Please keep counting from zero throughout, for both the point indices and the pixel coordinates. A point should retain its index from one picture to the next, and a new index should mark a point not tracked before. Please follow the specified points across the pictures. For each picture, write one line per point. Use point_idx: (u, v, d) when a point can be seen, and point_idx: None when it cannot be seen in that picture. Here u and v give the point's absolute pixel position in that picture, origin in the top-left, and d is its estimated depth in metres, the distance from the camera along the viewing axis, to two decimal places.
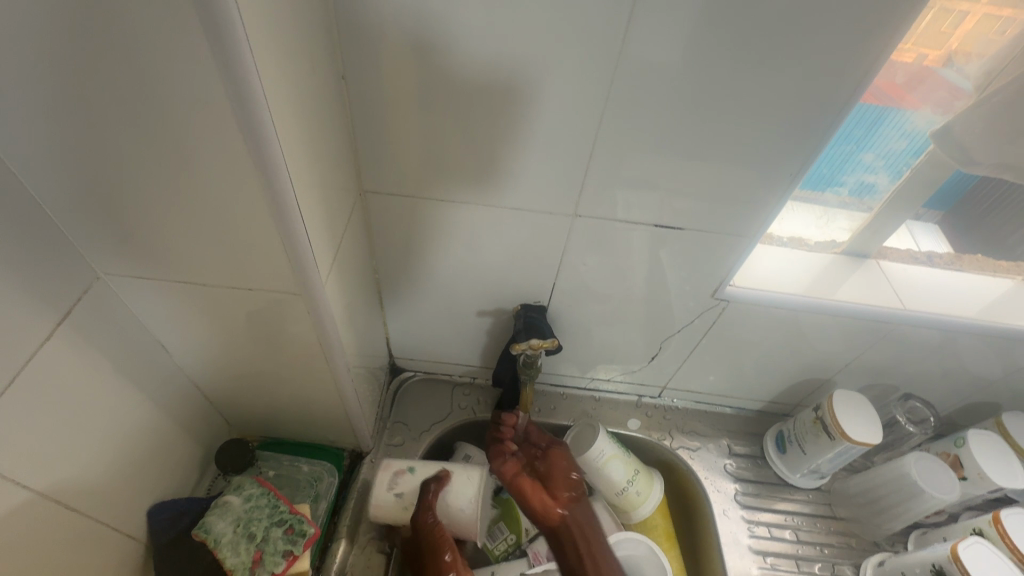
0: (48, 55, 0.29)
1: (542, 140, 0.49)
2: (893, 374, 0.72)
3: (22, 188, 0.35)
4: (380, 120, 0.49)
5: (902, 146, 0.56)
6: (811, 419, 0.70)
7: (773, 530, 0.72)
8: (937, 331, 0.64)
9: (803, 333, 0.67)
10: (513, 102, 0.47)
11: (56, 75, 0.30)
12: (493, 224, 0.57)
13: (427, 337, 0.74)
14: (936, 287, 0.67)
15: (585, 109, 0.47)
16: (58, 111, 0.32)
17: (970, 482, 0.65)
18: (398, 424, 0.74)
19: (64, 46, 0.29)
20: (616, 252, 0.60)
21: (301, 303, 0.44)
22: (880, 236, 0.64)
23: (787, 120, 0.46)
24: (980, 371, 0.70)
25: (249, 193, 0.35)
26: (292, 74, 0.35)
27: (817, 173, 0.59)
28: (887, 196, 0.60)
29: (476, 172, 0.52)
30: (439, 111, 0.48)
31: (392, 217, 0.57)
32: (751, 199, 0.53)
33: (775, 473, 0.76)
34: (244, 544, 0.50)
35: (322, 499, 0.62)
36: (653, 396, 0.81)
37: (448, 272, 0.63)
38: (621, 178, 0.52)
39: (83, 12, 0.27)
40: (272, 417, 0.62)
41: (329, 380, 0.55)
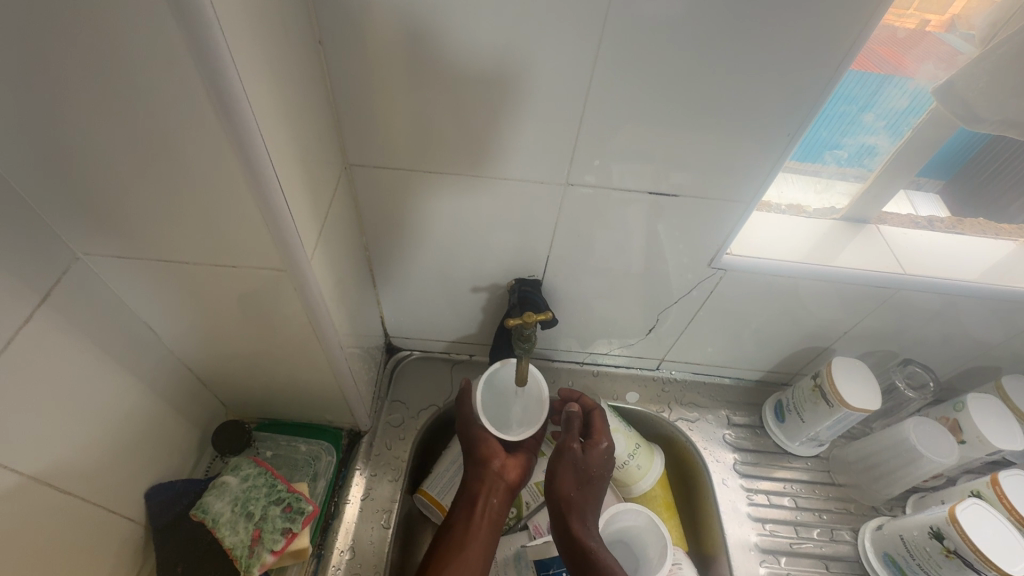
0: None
1: (531, 108, 0.48)
2: (893, 340, 0.71)
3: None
4: (361, 91, 0.47)
5: (904, 105, 0.54)
6: (809, 387, 0.69)
7: (772, 498, 0.72)
8: (938, 295, 0.63)
9: (802, 301, 0.66)
10: (497, 64, 0.44)
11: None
12: (484, 197, 0.56)
13: (422, 315, 0.73)
14: (937, 251, 0.65)
15: (573, 71, 0.45)
16: (9, 76, 0.30)
17: (969, 446, 0.65)
18: (396, 402, 0.74)
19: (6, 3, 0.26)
20: (610, 224, 0.58)
21: (288, 280, 0.43)
22: (881, 200, 0.63)
23: (786, 80, 0.44)
24: (981, 335, 0.69)
25: (227, 167, 0.34)
26: (263, 36, 0.33)
27: (817, 137, 0.57)
28: (886, 158, 0.59)
29: (465, 143, 0.51)
30: (423, 78, 0.46)
31: (379, 191, 0.56)
32: (748, 165, 0.51)
33: (775, 441, 0.76)
34: (242, 522, 0.49)
35: (321, 478, 0.63)
36: (651, 368, 0.80)
37: (440, 247, 0.62)
38: (613, 146, 0.50)
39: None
40: (268, 399, 0.62)
41: (323, 359, 0.54)
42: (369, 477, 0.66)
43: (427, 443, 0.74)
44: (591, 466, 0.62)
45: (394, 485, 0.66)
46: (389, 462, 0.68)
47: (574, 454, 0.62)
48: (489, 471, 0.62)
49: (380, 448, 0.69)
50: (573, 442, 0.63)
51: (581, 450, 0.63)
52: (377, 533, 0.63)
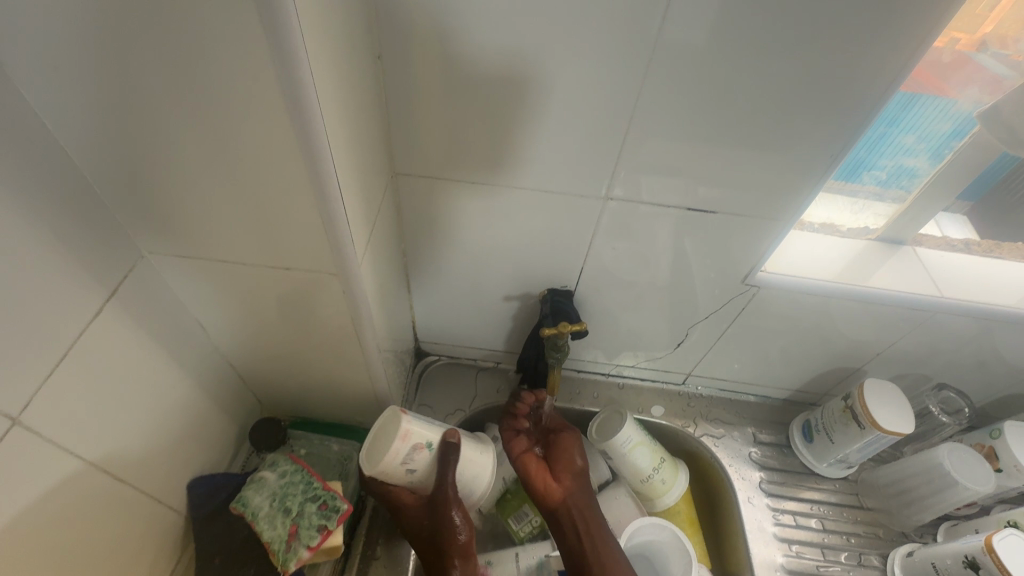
0: (91, 22, 0.29)
1: (576, 124, 0.49)
2: (927, 364, 0.70)
3: (65, 158, 0.35)
4: (412, 103, 0.49)
5: (945, 128, 0.54)
6: (840, 408, 0.69)
7: (799, 519, 0.71)
8: (975, 320, 0.63)
9: (834, 321, 0.66)
10: (548, 80, 0.46)
11: (97, 41, 0.30)
12: (522, 209, 0.57)
13: (453, 321, 0.74)
14: (974, 275, 0.65)
15: (621, 88, 0.46)
16: (100, 79, 0.31)
17: (1006, 475, 0.63)
18: (423, 407, 0.76)
19: (105, 11, 0.28)
20: (645, 239, 0.59)
21: (337, 283, 0.45)
22: (917, 222, 0.63)
23: (830, 102, 0.45)
24: (1019, 362, 0.68)
25: (295, 174, 0.36)
26: (332, 51, 0.35)
27: (855, 157, 0.57)
28: (926, 181, 0.58)
29: (508, 155, 0.52)
30: (473, 91, 0.47)
31: (420, 199, 0.57)
32: (789, 184, 0.52)
33: (801, 462, 0.75)
34: (280, 518, 0.50)
35: (352, 477, 0.63)
36: (677, 383, 0.80)
37: (474, 255, 0.63)
38: (653, 163, 0.51)
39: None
40: (303, 398, 0.63)
41: (361, 361, 0.56)
42: None
43: None
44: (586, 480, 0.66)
45: None
46: None
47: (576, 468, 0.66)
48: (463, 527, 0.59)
49: None
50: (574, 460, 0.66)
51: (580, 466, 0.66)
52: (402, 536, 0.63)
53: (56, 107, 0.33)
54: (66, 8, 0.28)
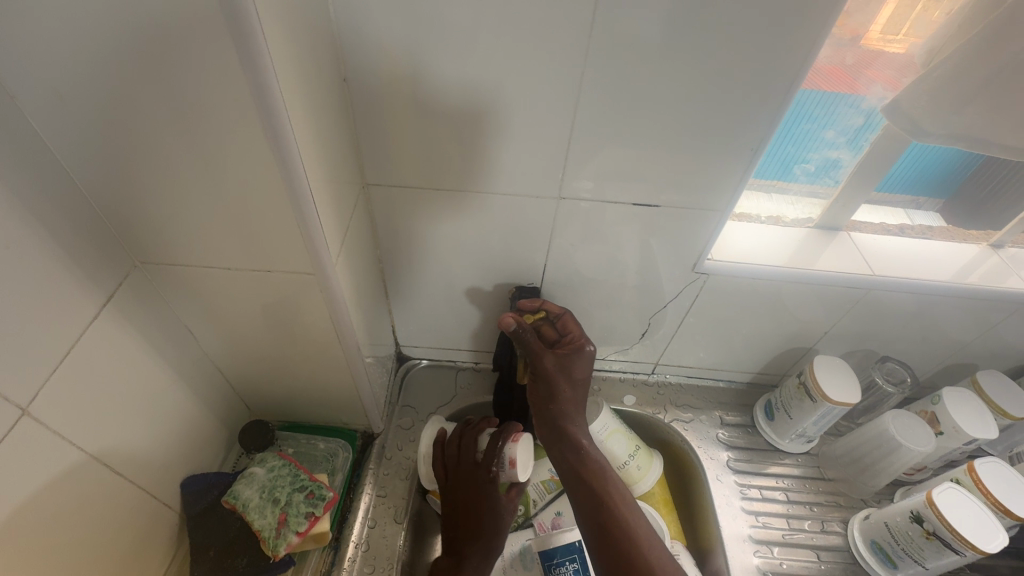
0: (86, 55, 0.33)
1: (525, 132, 0.53)
2: (872, 339, 0.76)
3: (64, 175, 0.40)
4: (377, 120, 0.53)
5: (859, 122, 0.60)
6: (795, 385, 0.74)
7: (765, 492, 0.75)
8: (908, 294, 0.68)
9: (783, 303, 0.71)
10: (497, 94, 0.50)
11: (93, 73, 0.34)
12: (485, 213, 0.62)
13: (431, 323, 0.78)
14: (906, 255, 0.70)
15: (562, 100, 0.50)
16: (97, 104, 0.36)
17: (946, 437, 0.68)
18: (407, 407, 0.80)
19: (99, 48, 0.33)
20: (601, 236, 0.64)
21: (315, 282, 0.49)
22: (850, 208, 0.69)
23: (748, 104, 0.50)
24: (954, 332, 0.74)
25: (270, 180, 0.40)
26: (299, 73, 0.39)
27: (784, 152, 0.63)
28: (850, 170, 0.64)
29: (467, 164, 0.57)
30: (432, 108, 0.52)
31: (392, 207, 0.62)
32: (722, 180, 0.56)
33: (766, 440, 0.80)
34: (269, 508, 0.53)
35: (339, 471, 0.68)
36: (647, 373, 0.85)
37: (445, 259, 0.68)
38: (599, 166, 0.56)
39: (121, 19, 0.32)
40: (290, 401, 0.67)
41: (342, 360, 0.60)
42: (382, 475, 0.71)
43: None
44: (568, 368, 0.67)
45: (406, 483, 0.71)
46: (399, 462, 0.73)
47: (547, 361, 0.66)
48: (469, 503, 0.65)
49: (393, 449, 0.74)
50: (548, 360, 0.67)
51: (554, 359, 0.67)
52: (389, 527, 0.67)
53: (55, 129, 0.37)
54: (66, 46, 0.33)
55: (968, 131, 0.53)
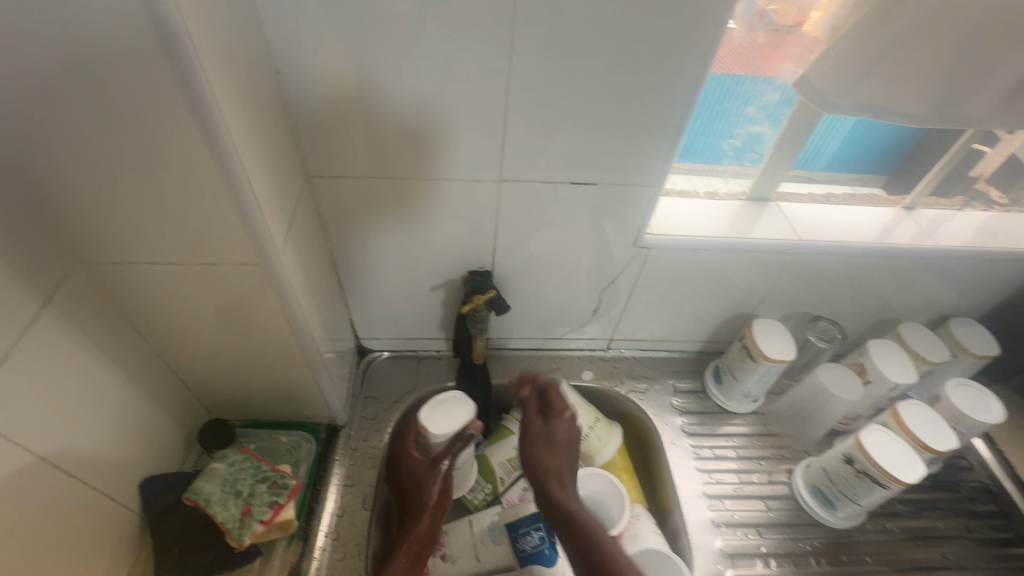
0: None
1: (461, 119, 0.54)
2: (805, 301, 0.81)
3: None
4: (313, 111, 0.53)
5: (776, 98, 0.65)
6: (738, 348, 0.79)
7: (717, 452, 0.80)
8: (833, 256, 0.74)
9: (722, 272, 0.76)
10: (431, 81, 0.51)
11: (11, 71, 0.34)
12: (432, 200, 0.63)
13: (389, 314, 0.79)
14: (830, 220, 0.76)
15: (494, 83, 0.52)
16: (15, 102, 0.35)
17: (873, 385, 0.74)
18: (370, 398, 0.81)
19: (11, 43, 0.32)
20: (545, 218, 0.66)
21: (262, 272, 0.50)
22: (776, 179, 0.73)
23: (673, 82, 0.52)
24: (877, 289, 0.80)
25: (206, 169, 0.41)
26: (227, 60, 0.40)
27: (711, 128, 0.68)
28: (773, 143, 0.69)
29: (410, 153, 0.58)
30: (368, 98, 0.53)
31: (339, 199, 0.62)
32: (653, 157, 0.59)
33: (716, 403, 0.85)
34: (231, 500, 0.53)
35: (303, 462, 0.69)
36: (603, 349, 0.88)
37: (397, 249, 0.69)
38: (537, 150, 0.58)
39: (34, 12, 0.32)
40: (249, 398, 0.67)
41: (298, 350, 0.60)
42: (349, 466, 0.72)
43: (402, 434, 0.81)
44: (547, 395, 0.70)
45: (373, 471, 0.73)
46: (365, 452, 0.74)
47: (530, 392, 0.71)
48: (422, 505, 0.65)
49: (357, 439, 0.75)
50: (530, 392, 0.71)
51: (534, 391, 0.71)
52: (358, 513, 0.68)
53: None
54: None
55: (869, 101, 0.58)
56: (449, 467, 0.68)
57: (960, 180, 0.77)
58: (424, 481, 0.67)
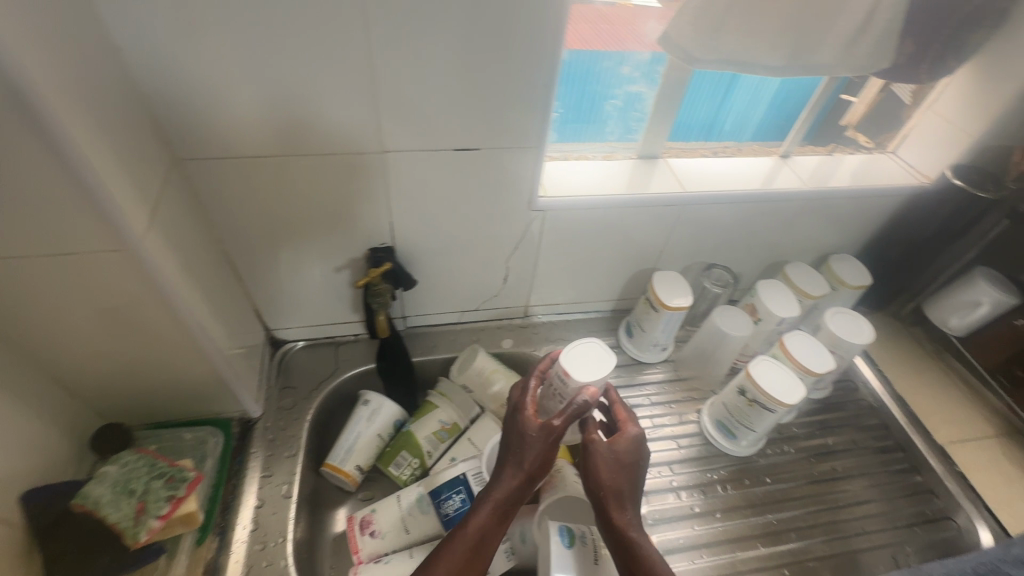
0: None
1: (330, 90, 0.54)
2: (701, 251, 0.86)
3: None
4: (168, 89, 0.51)
5: (647, 57, 0.68)
6: (642, 301, 0.83)
7: (632, 401, 0.84)
8: (718, 205, 0.78)
9: (620, 229, 0.79)
10: (290, 51, 0.50)
11: None
12: (318, 178, 0.62)
13: (296, 301, 0.78)
14: (717, 171, 0.80)
15: (356, 51, 0.51)
16: None
17: (763, 322, 0.80)
18: (287, 388, 0.80)
19: None
20: (437, 188, 0.66)
21: (127, 261, 0.48)
22: (661, 136, 0.77)
23: (534, 40, 0.54)
24: (764, 235, 0.86)
25: (34, 152, 0.38)
26: (43, 34, 0.38)
27: (591, 90, 0.70)
28: (652, 101, 0.73)
29: (283, 130, 0.56)
30: (227, 74, 0.51)
31: (215, 182, 0.60)
32: (529, 118, 0.61)
33: (630, 356, 0.89)
34: (125, 500, 0.54)
35: (209, 458, 0.67)
36: (520, 316, 0.91)
37: (291, 232, 0.67)
38: (415, 118, 0.58)
39: None
40: (147, 399, 0.64)
41: (189, 343, 0.58)
42: (267, 457, 0.71)
43: (324, 420, 0.80)
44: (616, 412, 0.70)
45: (292, 459, 0.72)
46: (284, 441, 0.73)
47: (613, 395, 0.71)
48: (506, 472, 0.62)
49: (274, 429, 0.74)
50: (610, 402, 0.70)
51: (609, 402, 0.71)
52: (279, 503, 0.68)
53: None
54: None
55: (725, 53, 0.62)
56: (559, 427, 0.62)
57: (829, 126, 0.83)
58: (524, 443, 0.62)
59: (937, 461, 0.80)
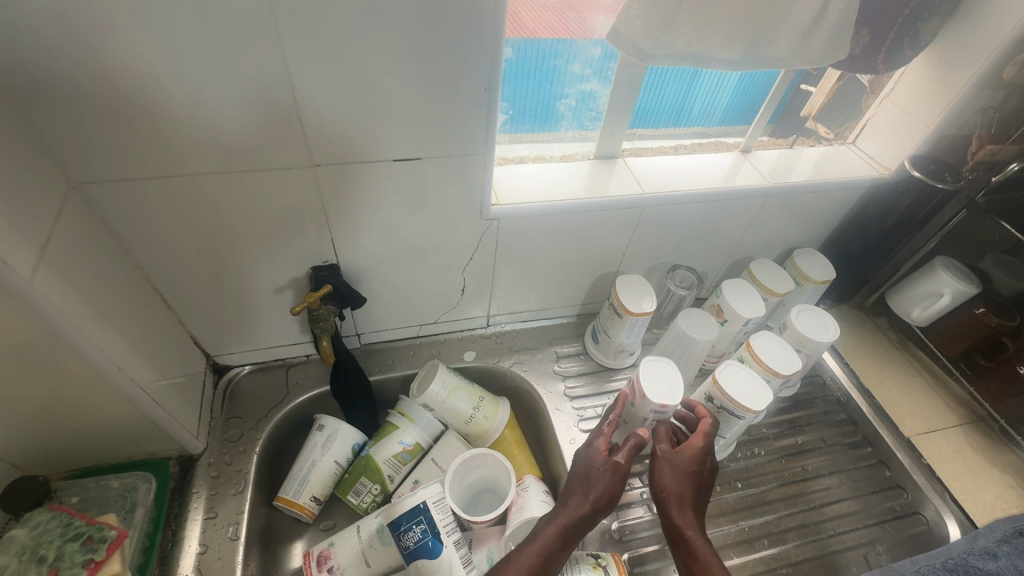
0: None
1: (244, 101, 0.48)
2: (665, 253, 0.84)
3: None
4: (53, 106, 0.45)
5: (598, 53, 0.64)
6: (606, 307, 0.80)
7: (600, 410, 0.81)
8: (680, 205, 0.76)
9: (579, 234, 0.76)
10: (191, 60, 0.45)
11: None
12: (244, 196, 0.57)
13: (236, 326, 0.72)
14: (677, 170, 0.77)
15: (268, 57, 0.46)
16: None
17: (729, 323, 0.78)
18: (233, 418, 0.74)
19: None
20: (379, 201, 0.62)
21: (11, 305, 0.42)
22: (618, 135, 0.73)
23: (467, 40, 0.50)
24: (727, 233, 0.84)
25: None
26: None
27: (541, 90, 0.66)
28: (607, 99, 0.69)
29: (196, 146, 0.51)
30: (123, 89, 0.45)
31: (126, 206, 0.54)
32: (471, 124, 0.57)
33: (597, 362, 0.86)
34: (34, 568, 0.50)
35: (140, 507, 0.62)
36: (483, 327, 0.87)
37: (222, 255, 0.62)
38: (345, 127, 0.53)
39: None
40: (65, 446, 0.58)
41: (104, 385, 0.53)
42: (210, 496, 0.66)
43: (276, 450, 0.75)
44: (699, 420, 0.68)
45: (239, 497, 0.67)
46: (229, 477, 0.68)
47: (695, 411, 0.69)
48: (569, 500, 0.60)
49: (219, 465, 0.69)
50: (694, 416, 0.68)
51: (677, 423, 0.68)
52: (224, 546, 0.63)
53: None
54: None
55: (677, 48, 0.59)
56: (625, 463, 0.62)
57: (789, 118, 0.81)
58: (590, 472, 0.62)
59: (903, 454, 0.80)
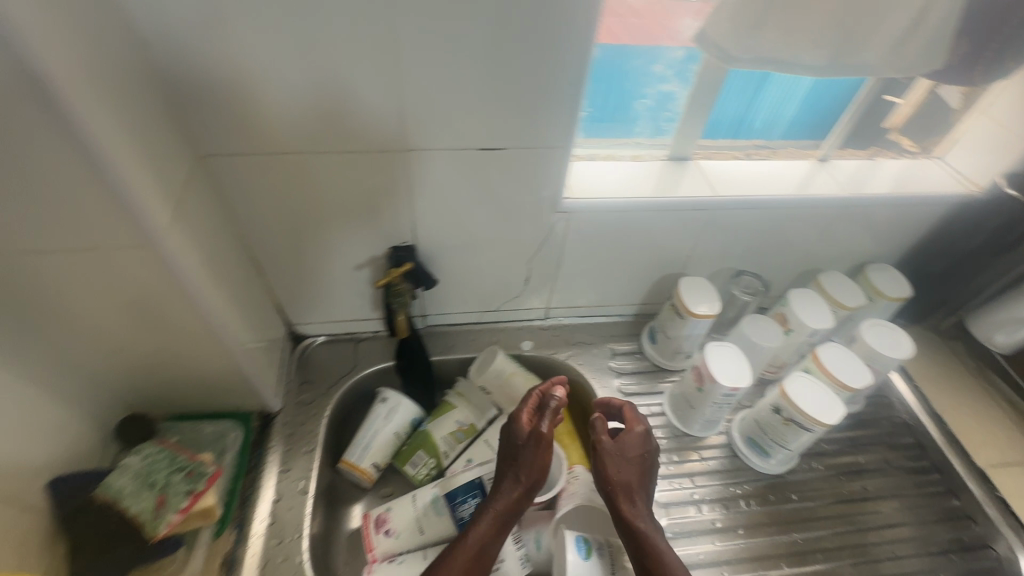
0: None
1: (353, 87, 0.53)
2: (730, 257, 0.83)
3: None
4: (193, 86, 0.51)
5: (681, 54, 0.65)
6: (667, 307, 0.80)
7: (654, 409, 0.82)
8: (750, 211, 0.75)
9: (646, 233, 0.77)
10: (314, 49, 0.49)
11: None
12: (340, 176, 0.61)
13: (317, 298, 0.78)
14: (752, 175, 0.76)
15: (380, 48, 0.50)
16: None
17: (794, 333, 0.77)
18: (306, 383, 0.80)
19: None
20: (460, 187, 0.65)
21: (150, 256, 0.48)
22: (693, 137, 0.74)
23: (562, 37, 0.52)
24: (798, 242, 0.82)
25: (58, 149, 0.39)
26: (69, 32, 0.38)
27: (621, 88, 0.68)
28: (685, 101, 0.70)
29: (306, 127, 0.56)
30: (253, 73, 0.50)
31: (239, 178, 0.60)
32: (556, 118, 0.59)
33: (653, 362, 0.87)
34: (146, 492, 0.57)
35: (229, 451, 0.68)
36: (541, 318, 0.89)
37: (314, 229, 0.67)
38: (439, 116, 0.57)
39: None
40: (169, 391, 0.65)
41: (210, 338, 0.59)
42: (285, 451, 0.72)
43: (342, 416, 0.81)
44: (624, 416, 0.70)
45: (310, 455, 0.72)
46: (302, 436, 0.74)
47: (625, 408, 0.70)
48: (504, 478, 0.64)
49: (293, 424, 0.75)
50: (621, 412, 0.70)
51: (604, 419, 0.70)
52: (296, 498, 0.68)
53: None
54: None
55: (765, 51, 0.59)
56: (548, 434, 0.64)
57: (872, 129, 0.79)
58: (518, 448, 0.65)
59: (975, 484, 0.76)
